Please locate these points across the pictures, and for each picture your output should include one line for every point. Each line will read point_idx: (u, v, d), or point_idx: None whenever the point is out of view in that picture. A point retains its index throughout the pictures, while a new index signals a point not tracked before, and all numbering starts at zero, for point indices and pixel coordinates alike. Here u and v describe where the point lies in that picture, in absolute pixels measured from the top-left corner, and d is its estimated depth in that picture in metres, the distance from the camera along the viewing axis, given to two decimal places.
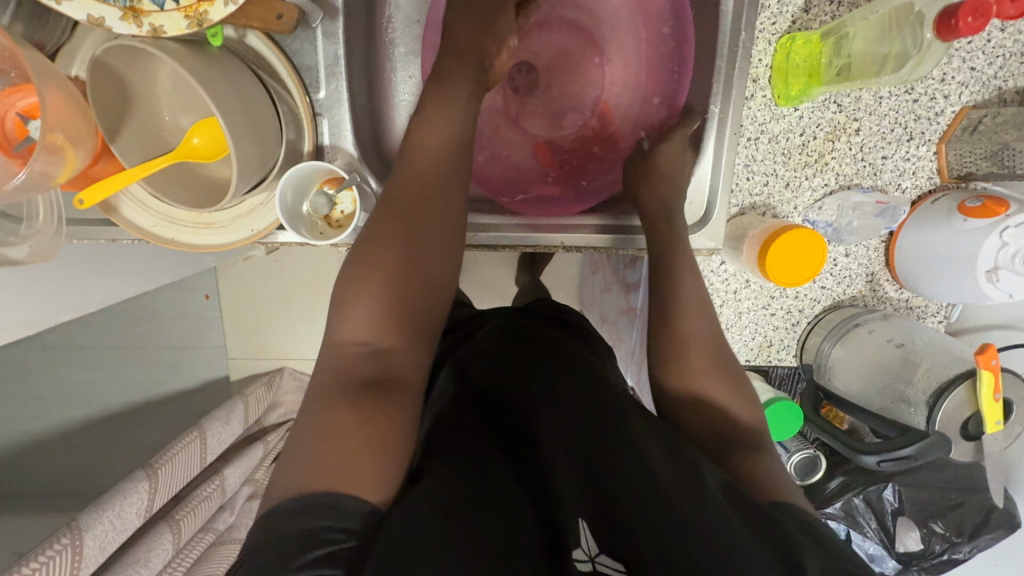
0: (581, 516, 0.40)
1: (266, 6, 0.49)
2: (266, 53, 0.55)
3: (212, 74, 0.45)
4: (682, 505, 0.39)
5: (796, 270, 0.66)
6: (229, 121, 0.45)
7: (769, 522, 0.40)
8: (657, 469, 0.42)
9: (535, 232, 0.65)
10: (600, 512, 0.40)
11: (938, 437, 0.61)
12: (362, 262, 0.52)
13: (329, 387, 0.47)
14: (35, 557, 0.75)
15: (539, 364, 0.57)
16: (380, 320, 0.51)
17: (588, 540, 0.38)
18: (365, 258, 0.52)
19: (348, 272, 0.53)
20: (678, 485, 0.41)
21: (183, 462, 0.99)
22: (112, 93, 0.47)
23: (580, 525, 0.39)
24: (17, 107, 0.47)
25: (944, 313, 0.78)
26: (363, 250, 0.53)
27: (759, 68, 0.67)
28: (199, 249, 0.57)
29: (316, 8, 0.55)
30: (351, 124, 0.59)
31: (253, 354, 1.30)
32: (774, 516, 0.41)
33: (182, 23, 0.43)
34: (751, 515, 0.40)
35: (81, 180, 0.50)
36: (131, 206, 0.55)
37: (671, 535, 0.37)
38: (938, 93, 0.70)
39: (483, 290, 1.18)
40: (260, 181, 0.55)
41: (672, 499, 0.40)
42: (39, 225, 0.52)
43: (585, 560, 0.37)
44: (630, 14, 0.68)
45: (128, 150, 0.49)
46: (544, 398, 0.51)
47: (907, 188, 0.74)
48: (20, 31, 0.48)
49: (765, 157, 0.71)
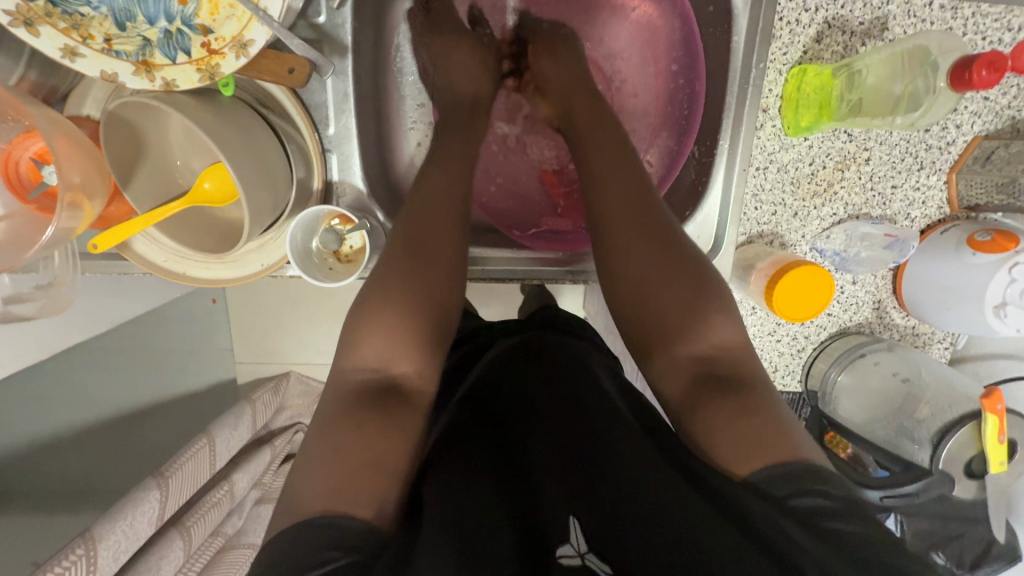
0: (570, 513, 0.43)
1: (278, 59, 0.51)
2: (276, 92, 0.55)
3: (222, 124, 0.46)
4: (669, 499, 0.42)
5: (803, 305, 0.66)
6: (241, 173, 0.46)
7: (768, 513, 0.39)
8: (651, 472, 0.44)
9: (541, 265, 0.66)
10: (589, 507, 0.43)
11: (941, 475, 0.62)
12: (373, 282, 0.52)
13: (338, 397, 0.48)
14: (52, 568, 0.76)
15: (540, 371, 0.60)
16: (394, 334, 0.51)
17: (578, 537, 0.41)
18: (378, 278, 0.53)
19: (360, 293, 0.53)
20: (669, 486, 0.43)
21: (193, 470, 1.00)
22: (123, 141, 0.47)
23: (569, 521, 0.42)
24: (30, 153, 0.47)
25: (950, 340, 0.78)
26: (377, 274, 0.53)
27: (770, 97, 0.67)
28: (210, 282, 0.58)
29: (327, 63, 0.54)
30: (360, 159, 0.59)
31: (261, 358, 1.32)
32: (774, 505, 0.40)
33: (194, 76, 0.45)
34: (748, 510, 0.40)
35: (96, 222, 0.51)
36: (144, 242, 0.56)
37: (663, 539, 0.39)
38: (950, 123, 0.69)
39: (490, 300, 1.18)
40: (273, 220, 0.55)
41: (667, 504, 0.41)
42: (56, 269, 0.53)
43: (574, 556, 0.40)
44: (640, 44, 0.68)
45: (141, 194, 0.50)
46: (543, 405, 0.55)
47: (916, 217, 0.73)
48: (34, 77, 0.48)
49: (773, 186, 0.71)
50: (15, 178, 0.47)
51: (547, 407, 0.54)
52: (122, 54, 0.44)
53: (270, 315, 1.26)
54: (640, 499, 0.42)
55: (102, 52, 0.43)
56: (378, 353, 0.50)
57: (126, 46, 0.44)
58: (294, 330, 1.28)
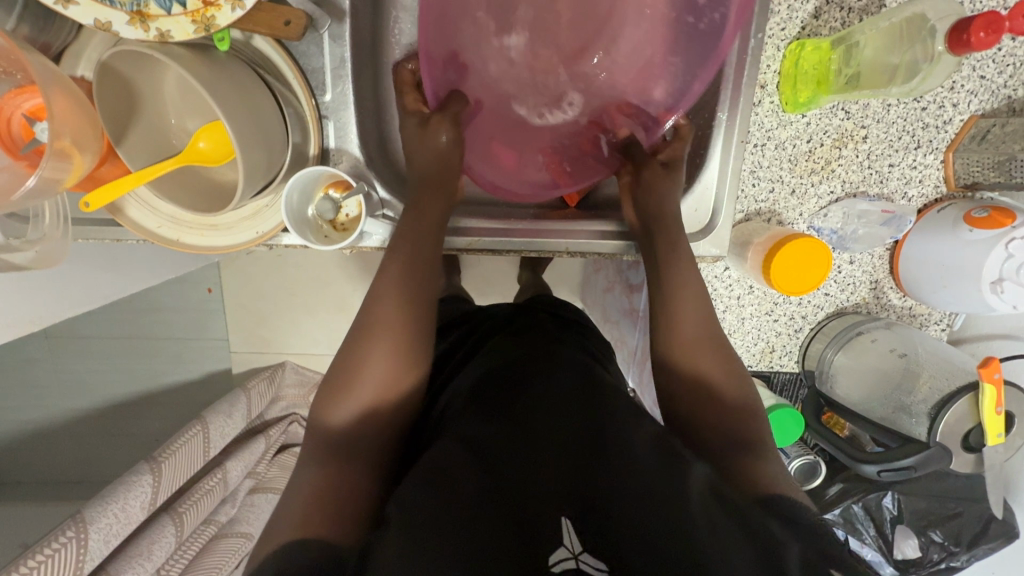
0: (564, 513, 0.41)
1: (274, 11, 0.50)
2: (274, 57, 0.55)
3: (219, 77, 0.45)
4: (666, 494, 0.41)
5: (801, 279, 0.66)
6: (237, 127, 0.45)
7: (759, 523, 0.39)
8: (645, 465, 0.43)
9: (540, 237, 0.65)
10: (587, 516, 0.41)
11: (938, 449, 0.62)
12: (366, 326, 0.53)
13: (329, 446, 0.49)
14: (40, 551, 0.75)
15: (543, 366, 0.57)
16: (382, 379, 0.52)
17: (573, 538, 0.39)
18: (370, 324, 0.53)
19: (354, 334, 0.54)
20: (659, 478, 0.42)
21: (185, 456, 0.99)
22: (118, 98, 0.47)
23: (563, 522, 0.40)
24: (23, 109, 0.46)
25: (947, 321, 0.78)
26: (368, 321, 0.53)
27: (767, 74, 0.67)
28: (204, 250, 0.57)
29: (325, 15, 0.54)
30: (357, 127, 0.59)
31: (257, 348, 1.27)
32: (765, 521, 0.40)
33: (189, 28, 0.45)
34: (738, 514, 0.40)
35: (88, 183, 0.50)
36: (137, 207, 0.55)
37: (655, 534, 0.38)
38: (947, 101, 0.69)
39: (488, 288, 1.17)
40: (267, 184, 0.55)
41: (661, 499, 0.40)
42: (46, 227, 0.52)
43: (568, 557, 0.38)
44: None
45: (134, 153, 0.49)
46: (543, 398, 0.52)
47: (913, 197, 0.73)
48: (26, 32, 0.47)
49: (771, 163, 0.70)
50: (7, 134, 0.47)
51: (545, 390, 0.53)
52: (117, 4, 0.43)
53: (264, 303, 1.24)
54: (636, 493, 0.41)
55: (96, 2, 0.43)
56: (364, 397, 0.51)
57: None
58: (289, 319, 1.26)
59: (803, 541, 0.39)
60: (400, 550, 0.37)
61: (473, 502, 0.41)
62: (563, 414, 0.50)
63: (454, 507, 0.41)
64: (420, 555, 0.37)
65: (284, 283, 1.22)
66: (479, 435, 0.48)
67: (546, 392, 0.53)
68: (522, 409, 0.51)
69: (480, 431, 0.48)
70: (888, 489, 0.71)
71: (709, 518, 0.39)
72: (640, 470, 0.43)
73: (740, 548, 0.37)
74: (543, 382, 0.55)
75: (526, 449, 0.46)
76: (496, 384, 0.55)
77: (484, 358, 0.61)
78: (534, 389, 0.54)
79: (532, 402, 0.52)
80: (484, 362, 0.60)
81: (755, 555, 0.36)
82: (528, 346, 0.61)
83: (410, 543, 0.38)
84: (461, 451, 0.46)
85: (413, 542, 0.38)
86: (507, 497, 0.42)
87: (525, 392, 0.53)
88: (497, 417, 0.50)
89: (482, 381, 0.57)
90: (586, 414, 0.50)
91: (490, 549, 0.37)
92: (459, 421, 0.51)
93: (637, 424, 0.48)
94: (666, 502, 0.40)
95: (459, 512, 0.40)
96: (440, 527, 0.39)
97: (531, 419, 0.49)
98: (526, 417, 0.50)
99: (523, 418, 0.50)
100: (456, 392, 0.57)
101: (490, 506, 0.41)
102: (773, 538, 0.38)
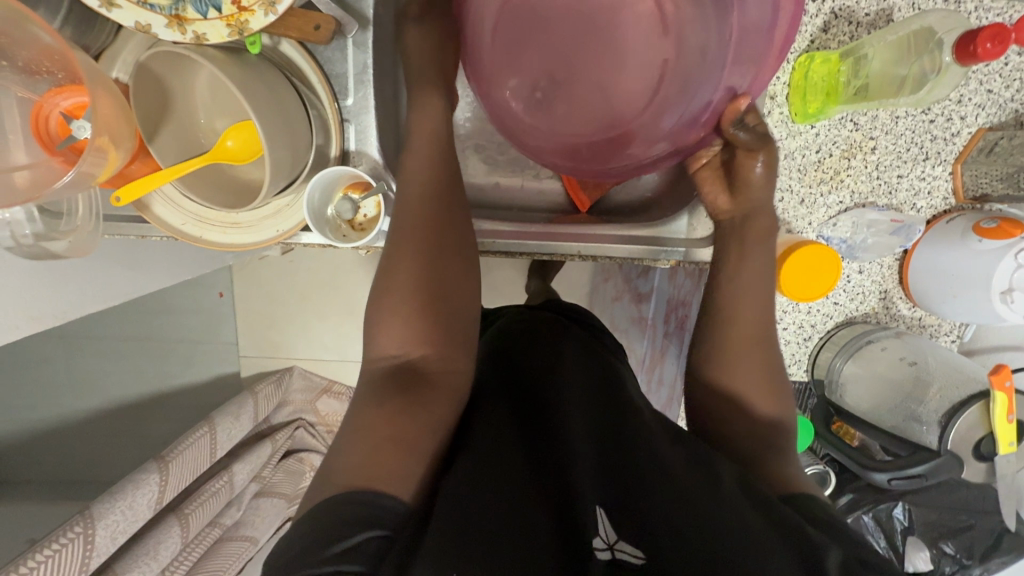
0: (600, 505, 0.41)
1: (304, 17, 0.53)
2: (297, 60, 0.57)
3: (250, 78, 0.48)
4: (696, 490, 0.41)
5: (811, 286, 0.67)
6: (267, 129, 0.48)
7: (785, 518, 0.40)
8: (673, 463, 0.44)
9: (551, 240, 0.67)
10: (623, 509, 0.41)
11: (950, 458, 0.62)
12: (391, 273, 0.53)
13: (363, 399, 0.49)
14: (47, 546, 0.75)
15: (560, 365, 0.58)
16: (414, 335, 0.51)
17: (607, 529, 0.40)
18: (395, 269, 0.53)
19: (379, 288, 0.54)
20: (687, 473, 0.43)
21: (193, 456, 0.99)
22: (151, 96, 0.49)
23: (597, 513, 0.40)
24: (61, 107, 0.48)
25: (957, 332, 0.78)
26: (391, 265, 0.54)
27: (777, 85, 0.68)
28: (226, 247, 0.58)
29: (352, 22, 0.56)
30: (377, 131, 0.61)
31: (266, 352, 1.29)
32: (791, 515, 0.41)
33: (223, 31, 0.47)
34: (765, 508, 0.41)
35: (119, 179, 0.52)
36: (164, 204, 0.57)
37: (688, 522, 0.39)
38: (955, 114, 0.70)
39: (496, 295, 1.19)
40: (288, 184, 0.56)
41: (689, 490, 0.41)
42: (78, 220, 0.54)
43: (604, 548, 0.38)
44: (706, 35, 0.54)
45: (165, 150, 0.51)
46: (568, 396, 0.53)
47: (922, 208, 0.74)
48: (70, 34, 0.50)
49: (781, 173, 0.71)
50: (45, 131, 0.48)
51: (573, 384, 0.55)
52: (156, 8, 0.46)
53: (275, 307, 1.25)
54: (665, 482, 0.42)
55: (137, 5, 0.45)
56: (397, 343, 0.52)
57: (160, 0, 0.46)
58: (298, 323, 1.27)
59: (843, 543, 0.39)
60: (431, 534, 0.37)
61: (512, 490, 0.42)
62: (588, 415, 0.50)
63: (495, 495, 0.41)
64: (470, 533, 0.37)
65: (296, 288, 1.23)
66: (508, 433, 0.48)
67: (572, 391, 0.53)
68: (546, 407, 0.51)
69: (505, 429, 0.49)
70: (899, 499, 0.71)
71: (741, 514, 0.40)
72: (668, 462, 0.44)
73: (781, 547, 0.37)
74: (561, 381, 0.55)
75: (557, 443, 0.47)
76: (522, 381, 0.57)
77: (509, 350, 0.63)
78: (557, 383, 0.55)
79: (559, 393, 0.53)
80: (510, 354, 0.62)
81: (790, 550, 0.37)
82: (548, 346, 0.62)
83: (447, 521, 0.38)
84: (495, 445, 0.47)
85: (460, 518, 0.38)
86: (537, 492, 0.42)
87: (547, 386, 0.55)
88: (524, 417, 0.52)
89: (502, 382, 0.58)
90: (605, 409, 0.52)
91: (531, 536, 0.38)
92: (489, 411, 0.52)
93: (659, 429, 0.50)
94: (698, 493, 0.41)
95: (498, 500, 0.40)
96: (479, 513, 0.39)
97: (560, 414, 0.50)
98: (550, 410, 0.51)
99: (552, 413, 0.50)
100: (482, 382, 0.59)
101: (528, 497, 0.42)
102: (813, 538, 0.38)
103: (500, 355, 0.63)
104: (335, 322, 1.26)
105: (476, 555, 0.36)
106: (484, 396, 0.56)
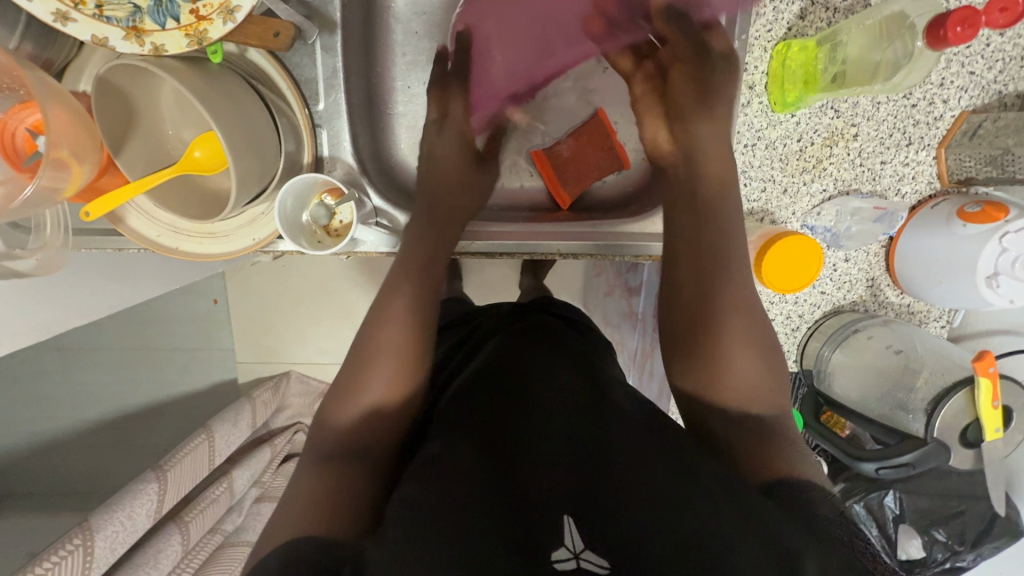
0: (569, 512, 0.41)
1: (263, 24, 0.52)
2: (269, 69, 0.56)
3: (212, 90, 0.47)
4: (670, 498, 0.41)
5: (793, 277, 0.67)
6: (231, 139, 0.47)
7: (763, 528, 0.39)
8: (652, 469, 0.44)
9: (532, 239, 0.66)
10: (593, 514, 0.40)
11: (935, 445, 0.63)
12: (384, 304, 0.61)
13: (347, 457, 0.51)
14: (48, 557, 0.75)
15: (539, 368, 0.57)
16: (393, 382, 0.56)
17: (574, 537, 0.39)
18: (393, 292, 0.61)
19: (369, 317, 0.61)
20: (665, 481, 0.43)
21: (191, 464, 0.99)
22: (114, 108, 0.49)
23: (564, 522, 0.40)
24: (26, 124, 0.48)
25: (946, 318, 0.78)
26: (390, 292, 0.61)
27: (755, 74, 0.67)
28: (201, 257, 0.58)
29: (312, 25, 0.56)
30: (350, 135, 0.61)
31: (260, 357, 1.29)
32: (768, 527, 0.39)
33: (182, 41, 0.46)
34: (745, 520, 0.40)
35: (88, 193, 0.52)
36: (137, 216, 0.57)
37: (658, 531, 0.39)
38: (937, 97, 0.69)
39: (487, 293, 1.18)
40: (260, 192, 0.56)
41: (664, 499, 0.41)
42: (46, 236, 0.54)
43: (569, 557, 0.37)
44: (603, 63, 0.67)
45: (133, 163, 0.51)
46: (551, 401, 0.52)
47: (907, 193, 0.73)
48: (29, 49, 0.49)
49: (762, 163, 0.71)
50: (10, 147, 0.48)
51: (557, 387, 0.54)
52: (114, 20, 0.45)
53: (268, 312, 1.26)
54: (640, 492, 0.42)
55: (93, 18, 0.45)
56: (380, 396, 0.56)
57: (117, 12, 0.45)
58: (292, 328, 1.27)
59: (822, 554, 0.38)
60: (394, 547, 0.38)
61: (482, 499, 0.41)
62: (565, 417, 0.50)
63: (461, 505, 0.41)
64: (433, 547, 0.37)
65: (288, 293, 1.23)
66: (486, 440, 0.48)
67: (550, 395, 0.53)
68: (520, 411, 0.51)
69: (482, 435, 0.49)
70: (889, 487, 0.71)
71: (715, 528, 0.39)
72: (645, 469, 0.44)
73: (752, 551, 0.37)
74: (544, 384, 0.55)
75: (532, 448, 0.46)
76: (504, 381, 0.56)
77: (496, 350, 0.62)
78: (539, 388, 0.54)
79: (541, 396, 0.53)
80: (495, 354, 0.61)
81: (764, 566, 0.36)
82: (535, 349, 0.61)
83: (406, 542, 0.38)
84: (469, 451, 0.47)
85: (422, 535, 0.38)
86: (507, 498, 0.42)
87: (529, 389, 0.54)
88: (504, 418, 0.51)
89: (485, 379, 0.57)
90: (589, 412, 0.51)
91: (495, 540, 0.38)
92: (469, 417, 0.52)
93: (643, 434, 0.49)
94: (673, 504, 0.41)
95: (462, 510, 0.40)
96: (445, 517, 0.40)
97: (539, 419, 0.50)
98: (529, 413, 0.51)
99: (529, 418, 0.50)
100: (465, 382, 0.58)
101: (498, 505, 0.41)
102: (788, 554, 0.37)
103: (487, 355, 0.62)
104: (328, 325, 1.26)
105: (442, 556, 0.37)
106: (464, 398, 0.55)
